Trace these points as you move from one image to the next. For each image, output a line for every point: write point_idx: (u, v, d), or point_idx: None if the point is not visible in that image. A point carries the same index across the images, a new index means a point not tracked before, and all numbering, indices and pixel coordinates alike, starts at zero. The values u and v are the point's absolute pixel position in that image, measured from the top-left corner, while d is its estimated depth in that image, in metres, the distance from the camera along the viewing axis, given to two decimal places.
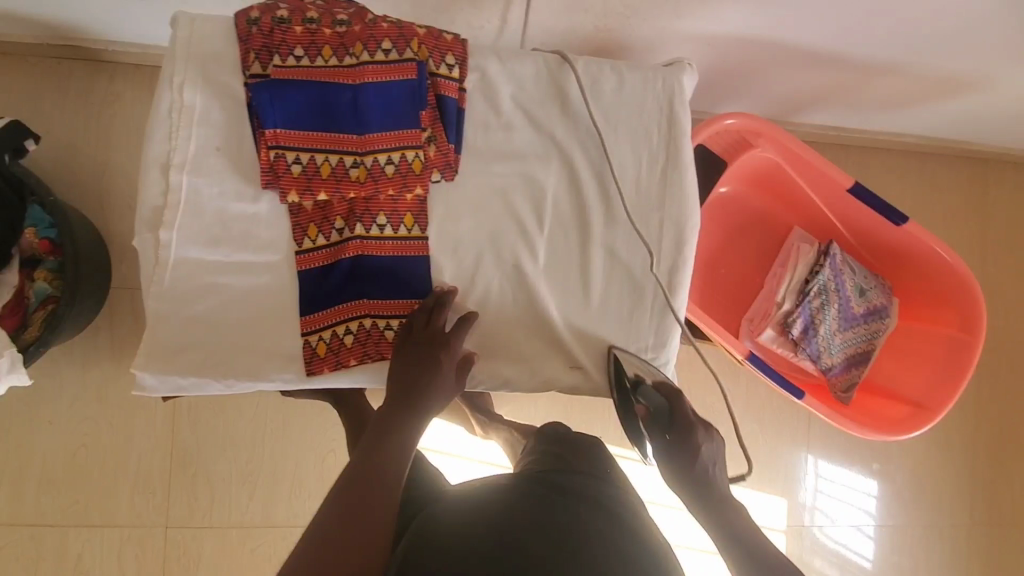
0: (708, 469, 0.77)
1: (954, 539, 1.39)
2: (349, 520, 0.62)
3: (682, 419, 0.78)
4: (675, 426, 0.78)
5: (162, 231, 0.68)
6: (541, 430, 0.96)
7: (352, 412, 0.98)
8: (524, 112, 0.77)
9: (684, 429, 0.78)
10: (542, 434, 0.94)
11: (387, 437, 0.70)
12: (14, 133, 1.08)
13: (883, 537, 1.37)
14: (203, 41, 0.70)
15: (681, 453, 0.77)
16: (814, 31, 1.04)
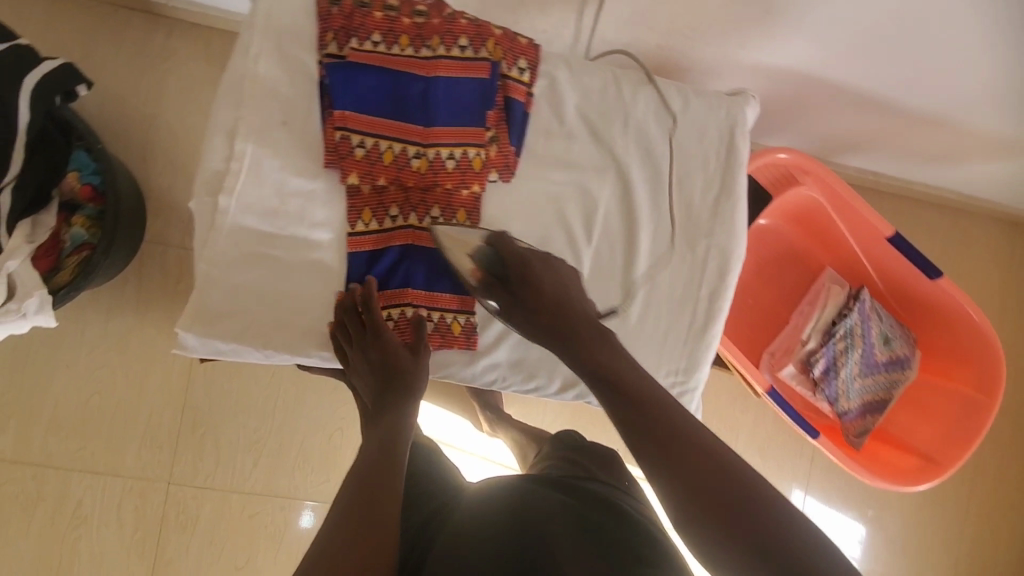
0: (591, 335, 0.60)
1: None
2: (366, 508, 0.61)
3: (522, 265, 0.64)
4: (511, 273, 0.64)
5: (222, 196, 0.69)
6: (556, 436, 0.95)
7: None
8: (587, 124, 0.78)
9: (528, 277, 0.64)
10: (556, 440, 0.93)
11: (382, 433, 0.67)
12: (68, 75, 1.09)
13: None
14: (283, 14, 0.70)
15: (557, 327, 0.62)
16: (874, 77, 1.04)
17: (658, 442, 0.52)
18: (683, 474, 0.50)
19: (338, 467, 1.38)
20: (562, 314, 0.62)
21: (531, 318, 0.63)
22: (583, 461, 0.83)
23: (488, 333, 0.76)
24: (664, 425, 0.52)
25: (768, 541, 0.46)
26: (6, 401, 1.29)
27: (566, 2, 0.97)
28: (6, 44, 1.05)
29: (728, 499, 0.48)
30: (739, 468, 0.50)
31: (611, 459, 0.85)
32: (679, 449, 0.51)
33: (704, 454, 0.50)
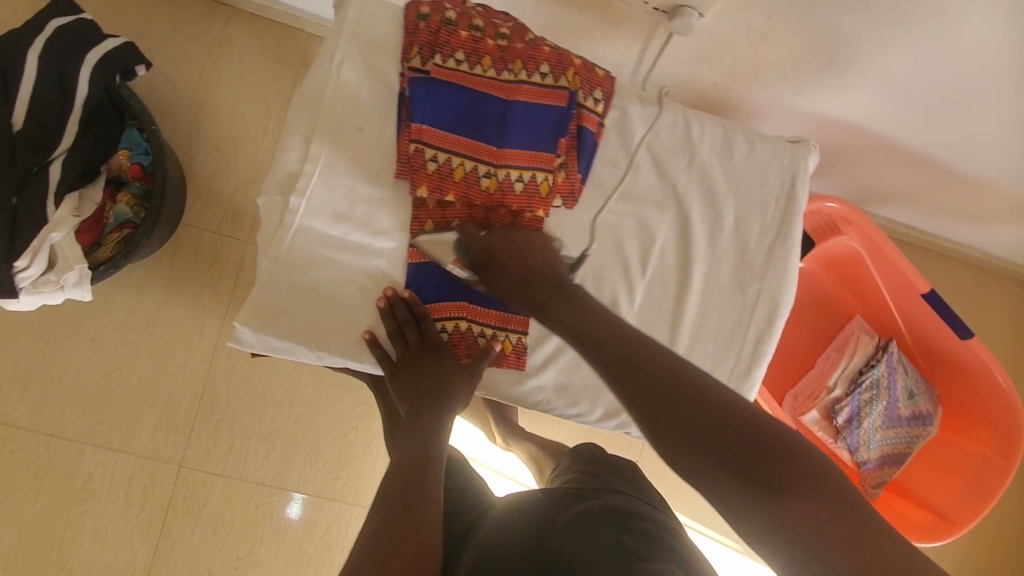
0: (563, 295, 0.62)
1: None
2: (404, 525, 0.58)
3: (488, 245, 0.68)
4: (480, 253, 0.68)
5: (293, 196, 0.70)
6: (573, 448, 0.92)
7: None
8: (653, 159, 0.79)
9: (494, 255, 0.67)
10: (576, 452, 0.89)
11: (420, 440, 0.66)
12: (126, 55, 1.10)
13: None
14: (370, 24, 0.72)
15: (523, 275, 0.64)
16: (924, 137, 1.06)
17: (642, 385, 0.52)
18: (668, 411, 0.50)
19: (348, 466, 1.38)
20: (534, 280, 0.64)
21: (505, 291, 0.65)
22: (601, 473, 0.80)
23: (537, 355, 0.77)
24: (647, 369, 0.53)
25: (757, 461, 0.46)
26: (26, 369, 1.28)
27: (632, 34, 0.98)
28: (71, 18, 1.08)
29: (715, 424, 0.49)
30: (724, 395, 0.51)
31: (630, 471, 0.83)
32: (667, 389, 0.51)
33: (690, 387, 0.51)
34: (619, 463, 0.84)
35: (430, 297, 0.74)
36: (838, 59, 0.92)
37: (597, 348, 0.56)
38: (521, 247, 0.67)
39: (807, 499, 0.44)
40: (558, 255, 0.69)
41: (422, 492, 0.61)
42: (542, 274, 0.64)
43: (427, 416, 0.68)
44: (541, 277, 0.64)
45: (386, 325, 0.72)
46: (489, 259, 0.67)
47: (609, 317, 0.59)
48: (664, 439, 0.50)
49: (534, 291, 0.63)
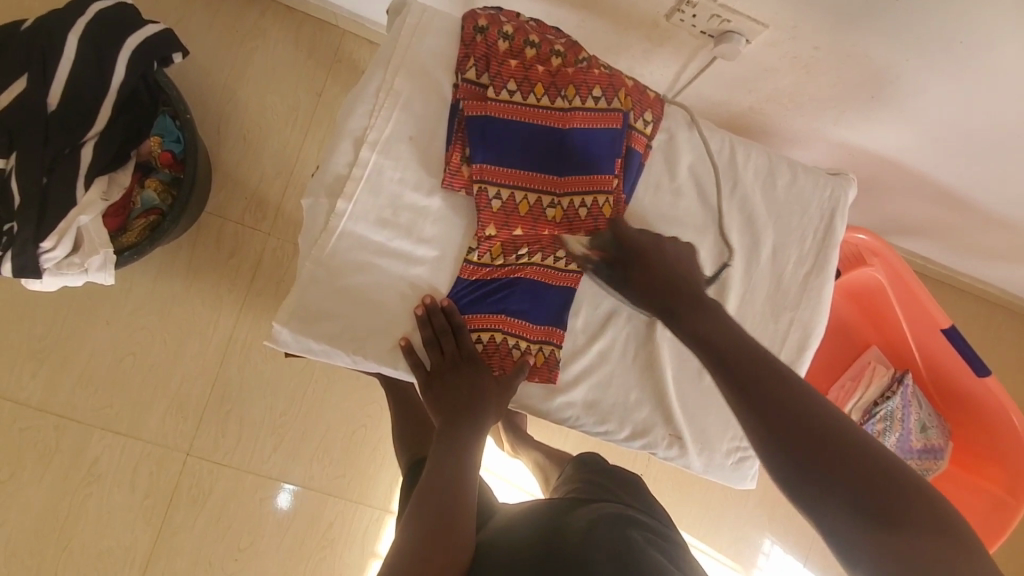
0: (693, 304, 0.62)
1: None
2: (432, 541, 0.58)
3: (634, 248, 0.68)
4: (626, 252, 0.68)
5: (340, 200, 0.70)
6: (575, 459, 0.90)
7: (402, 401, 0.94)
8: (697, 183, 0.80)
9: (641, 258, 0.67)
10: (579, 463, 0.87)
11: (455, 453, 0.66)
12: (164, 42, 1.08)
13: None
14: (427, 34, 0.72)
15: (656, 279, 0.65)
16: (955, 175, 1.07)
17: (767, 399, 0.51)
18: (783, 424, 0.50)
19: (355, 464, 1.37)
20: (671, 287, 0.64)
21: (645, 292, 0.65)
22: (614, 487, 0.77)
23: (570, 370, 0.77)
24: (766, 382, 0.53)
25: (878, 492, 0.45)
26: (40, 348, 1.27)
27: (676, 54, 0.99)
28: (113, 3, 1.08)
29: (836, 448, 0.48)
30: (845, 421, 0.49)
31: (637, 486, 0.80)
32: (774, 400, 0.51)
33: (798, 400, 0.51)
34: (628, 478, 0.81)
35: (467, 304, 0.74)
36: (882, 94, 0.93)
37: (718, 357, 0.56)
38: (664, 254, 0.67)
39: (928, 534, 0.43)
40: (696, 270, 0.69)
41: (451, 510, 0.61)
42: (682, 283, 0.64)
43: (460, 432, 0.68)
44: (681, 285, 0.64)
45: (421, 335, 0.72)
46: (637, 261, 0.68)
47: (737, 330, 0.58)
48: (777, 450, 0.50)
49: (669, 298, 0.63)
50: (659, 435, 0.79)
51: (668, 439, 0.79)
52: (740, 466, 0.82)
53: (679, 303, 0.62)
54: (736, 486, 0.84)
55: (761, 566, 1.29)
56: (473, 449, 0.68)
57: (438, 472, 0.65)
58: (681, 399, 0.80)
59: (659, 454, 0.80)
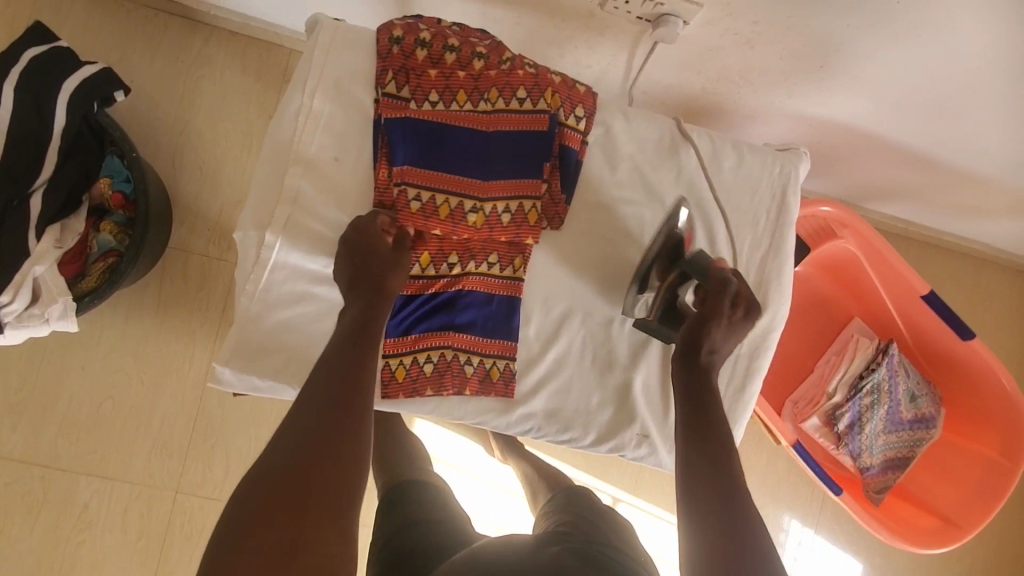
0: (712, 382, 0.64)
1: None
2: (314, 464, 0.49)
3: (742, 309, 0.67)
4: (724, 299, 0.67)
5: (269, 232, 0.68)
6: (563, 491, 0.84)
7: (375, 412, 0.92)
8: (641, 175, 0.78)
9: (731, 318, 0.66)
10: (563, 498, 0.81)
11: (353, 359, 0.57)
12: (105, 81, 1.07)
13: None
14: (342, 50, 0.70)
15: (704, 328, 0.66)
16: (919, 135, 1.04)
17: (705, 441, 0.59)
18: (702, 463, 0.57)
19: None
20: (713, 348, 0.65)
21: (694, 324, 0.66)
22: (582, 519, 0.72)
23: (527, 380, 0.75)
24: (709, 429, 0.60)
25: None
26: (18, 401, 1.27)
27: (617, 43, 0.96)
28: (48, 48, 1.06)
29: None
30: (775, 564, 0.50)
31: (614, 521, 0.74)
32: (710, 446, 0.58)
33: (723, 457, 0.57)
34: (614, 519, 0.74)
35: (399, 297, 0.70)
36: (830, 62, 0.90)
37: (698, 444, 0.59)
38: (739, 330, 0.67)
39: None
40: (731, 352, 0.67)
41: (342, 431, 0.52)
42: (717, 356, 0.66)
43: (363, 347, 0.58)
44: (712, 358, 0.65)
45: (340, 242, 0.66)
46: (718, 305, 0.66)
47: (719, 412, 0.61)
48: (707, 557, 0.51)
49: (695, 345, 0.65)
50: (627, 437, 0.78)
51: (636, 440, 0.78)
52: None
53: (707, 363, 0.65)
54: None
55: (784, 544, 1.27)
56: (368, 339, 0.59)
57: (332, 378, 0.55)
58: (646, 397, 0.78)
59: (629, 455, 0.79)
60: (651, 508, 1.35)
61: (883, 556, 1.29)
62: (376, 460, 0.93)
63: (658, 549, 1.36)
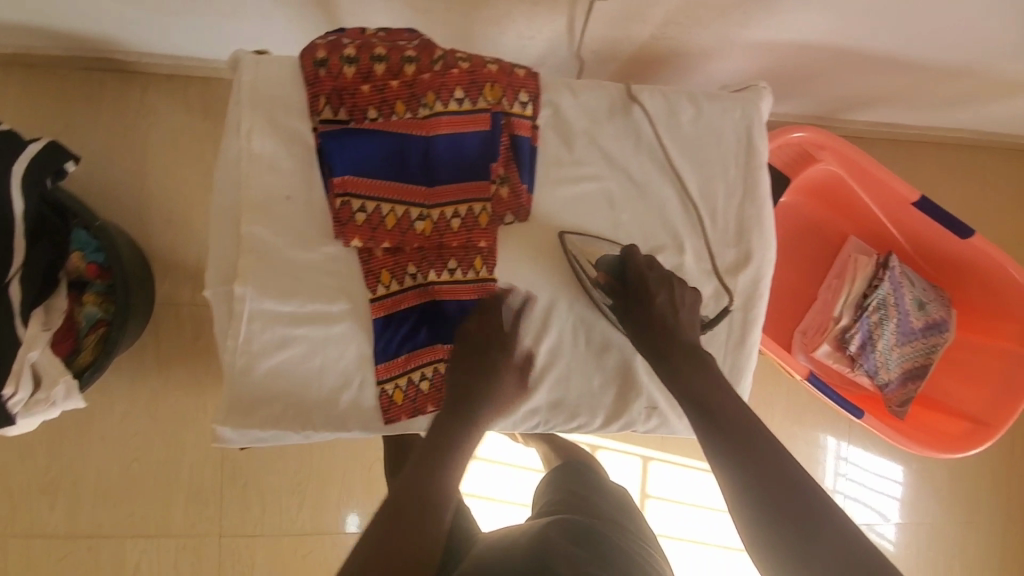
0: (693, 375, 0.67)
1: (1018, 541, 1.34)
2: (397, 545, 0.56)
3: (641, 283, 0.72)
4: (632, 282, 0.72)
5: (237, 284, 0.67)
6: (570, 460, 0.93)
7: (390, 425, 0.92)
8: (599, 148, 0.76)
9: (644, 295, 0.71)
10: (570, 467, 0.89)
11: (455, 444, 0.66)
12: (53, 153, 1.03)
13: (942, 541, 1.31)
14: (269, 84, 0.67)
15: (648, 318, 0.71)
16: (886, 38, 0.99)
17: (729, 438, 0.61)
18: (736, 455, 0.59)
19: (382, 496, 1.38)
20: (665, 337, 0.69)
21: (642, 333, 0.71)
22: (581, 490, 0.82)
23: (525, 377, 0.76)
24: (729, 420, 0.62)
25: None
26: (48, 482, 1.29)
27: (554, 9, 0.92)
28: None
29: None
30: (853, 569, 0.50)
31: (613, 491, 0.84)
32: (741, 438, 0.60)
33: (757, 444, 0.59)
34: (612, 487, 0.86)
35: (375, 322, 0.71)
36: None
37: (736, 453, 0.59)
38: (663, 294, 0.71)
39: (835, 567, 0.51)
40: (689, 317, 0.72)
41: (432, 511, 0.59)
42: (673, 334, 0.70)
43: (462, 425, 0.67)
44: (676, 337, 0.69)
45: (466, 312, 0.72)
46: (642, 300, 0.71)
47: (726, 396, 0.65)
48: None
49: (666, 354, 0.69)
50: (636, 411, 0.78)
51: (646, 412, 0.78)
52: None
53: (676, 362, 0.68)
54: None
55: (824, 462, 1.28)
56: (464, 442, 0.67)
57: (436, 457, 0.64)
58: (648, 367, 0.78)
59: (641, 429, 0.79)
60: (679, 460, 1.37)
61: (913, 460, 1.31)
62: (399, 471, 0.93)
63: (692, 495, 1.38)
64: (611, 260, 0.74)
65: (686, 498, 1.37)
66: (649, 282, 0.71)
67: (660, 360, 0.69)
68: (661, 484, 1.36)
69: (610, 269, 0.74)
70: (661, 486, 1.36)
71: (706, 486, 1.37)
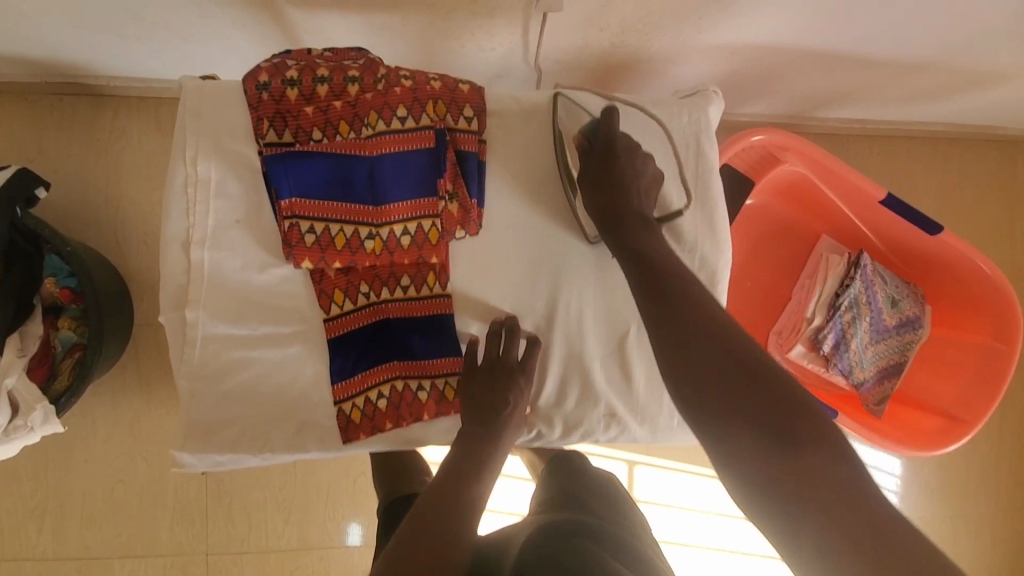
0: (632, 230, 0.69)
1: (1010, 535, 1.33)
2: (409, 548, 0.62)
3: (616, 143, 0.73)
4: (604, 145, 0.73)
5: (189, 310, 0.68)
6: (558, 455, 0.95)
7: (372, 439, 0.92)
8: (547, 160, 0.78)
9: (612, 154, 0.72)
10: (558, 462, 0.92)
11: (477, 465, 0.72)
12: (23, 182, 1.03)
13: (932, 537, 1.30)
14: (213, 111, 0.68)
15: (614, 185, 0.71)
16: (847, 39, 0.98)
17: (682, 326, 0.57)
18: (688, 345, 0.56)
19: (371, 508, 1.37)
20: (620, 194, 0.71)
21: (599, 186, 0.72)
22: (572, 484, 0.85)
23: None
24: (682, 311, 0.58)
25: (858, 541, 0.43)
26: (33, 508, 1.28)
27: (509, 20, 0.91)
28: None
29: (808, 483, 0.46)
30: (814, 455, 0.47)
31: (604, 482, 0.87)
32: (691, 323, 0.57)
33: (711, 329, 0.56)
34: (600, 477, 0.88)
35: (331, 342, 0.73)
36: None
37: (686, 340, 0.56)
38: (632, 157, 0.73)
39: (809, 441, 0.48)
40: (650, 195, 0.73)
41: (464, 516, 0.67)
42: (627, 194, 0.71)
43: (486, 447, 0.73)
44: (630, 196, 0.71)
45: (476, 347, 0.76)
46: (612, 162, 0.72)
47: (674, 275, 0.63)
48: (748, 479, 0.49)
49: (613, 209, 0.70)
50: (595, 419, 0.81)
51: (604, 421, 0.81)
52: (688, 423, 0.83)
53: (621, 216, 0.70)
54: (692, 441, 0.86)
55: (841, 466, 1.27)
56: (483, 462, 0.73)
57: (464, 475, 0.71)
58: (605, 375, 0.80)
59: (601, 438, 0.82)
60: (667, 463, 1.36)
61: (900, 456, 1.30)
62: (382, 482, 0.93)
63: (680, 498, 1.37)
64: (597, 121, 0.75)
65: (675, 502, 1.36)
66: (624, 144, 0.73)
67: (606, 213, 0.71)
68: (648, 488, 1.35)
69: (590, 131, 0.75)
70: (649, 490, 1.35)
71: (695, 489, 1.37)
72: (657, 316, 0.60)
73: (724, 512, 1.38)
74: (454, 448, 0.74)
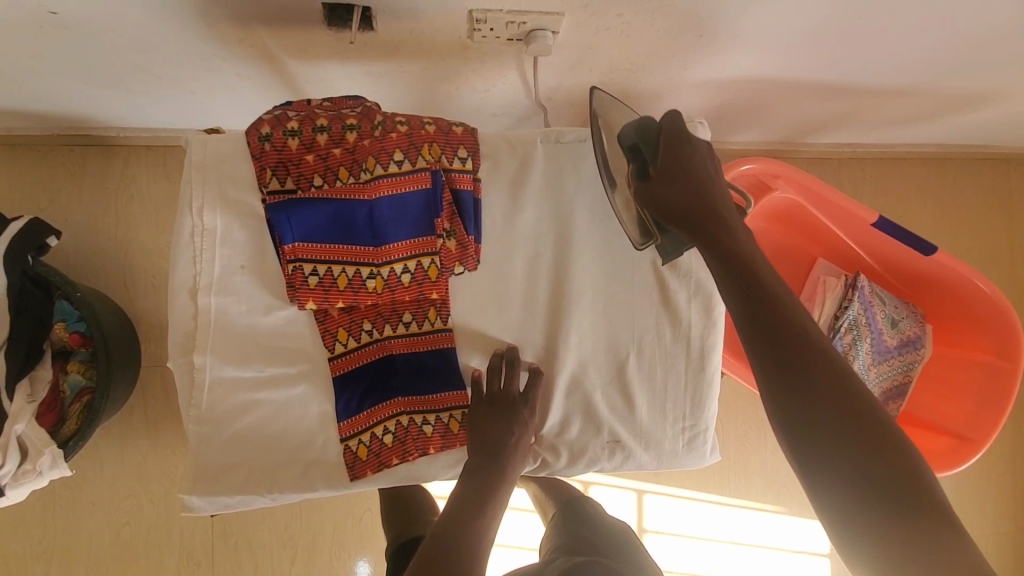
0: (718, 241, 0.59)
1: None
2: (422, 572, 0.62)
3: (676, 137, 0.64)
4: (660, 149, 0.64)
5: (196, 355, 0.70)
6: (569, 500, 0.95)
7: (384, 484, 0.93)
8: (542, 198, 0.79)
9: (675, 154, 0.63)
10: (570, 507, 0.93)
11: (483, 502, 0.72)
12: (35, 231, 1.05)
13: None
14: (216, 162, 0.70)
15: (695, 199, 0.61)
16: (829, 71, 1.01)
17: (787, 349, 0.51)
18: (793, 375, 0.50)
19: (379, 545, 1.35)
20: (700, 207, 0.61)
21: (676, 197, 0.62)
22: (585, 535, 0.85)
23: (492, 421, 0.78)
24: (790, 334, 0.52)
25: (901, 538, 0.44)
26: (39, 554, 1.26)
27: (503, 64, 0.94)
28: None
29: (845, 416, 0.48)
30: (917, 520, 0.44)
31: (615, 530, 0.86)
32: (798, 351, 0.51)
33: (823, 362, 0.50)
34: (612, 523, 0.88)
35: (337, 380, 0.74)
36: (707, 30, 0.88)
37: (792, 370, 0.50)
38: (693, 146, 0.65)
39: (918, 511, 0.45)
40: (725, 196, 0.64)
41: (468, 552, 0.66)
42: (707, 203, 0.61)
43: (491, 484, 0.74)
44: (704, 200, 0.61)
45: (478, 381, 0.77)
46: (680, 170, 0.63)
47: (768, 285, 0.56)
48: (809, 442, 0.48)
49: (692, 221, 0.61)
50: (599, 447, 0.81)
51: (609, 448, 0.81)
52: (693, 445, 0.83)
53: (700, 228, 0.60)
54: (700, 463, 0.85)
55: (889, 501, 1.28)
56: (490, 497, 0.73)
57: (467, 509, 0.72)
58: (606, 402, 0.81)
59: (607, 466, 0.82)
60: (678, 492, 1.34)
61: None
62: (392, 521, 0.94)
63: (692, 527, 1.35)
64: (638, 120, 0.68)
65: (684, 532, 1.35)
66: (685, 138, 0.64)
67: (687, 230, 0.61)
68: (657, 518, 1.34)
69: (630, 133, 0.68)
70: (659, 518, 1.34)
71: (706, 517, 1.35)
72: (746, 294, 0.55)
73: (739, 540, 1.36)
74: (458, 489, 0.74)
